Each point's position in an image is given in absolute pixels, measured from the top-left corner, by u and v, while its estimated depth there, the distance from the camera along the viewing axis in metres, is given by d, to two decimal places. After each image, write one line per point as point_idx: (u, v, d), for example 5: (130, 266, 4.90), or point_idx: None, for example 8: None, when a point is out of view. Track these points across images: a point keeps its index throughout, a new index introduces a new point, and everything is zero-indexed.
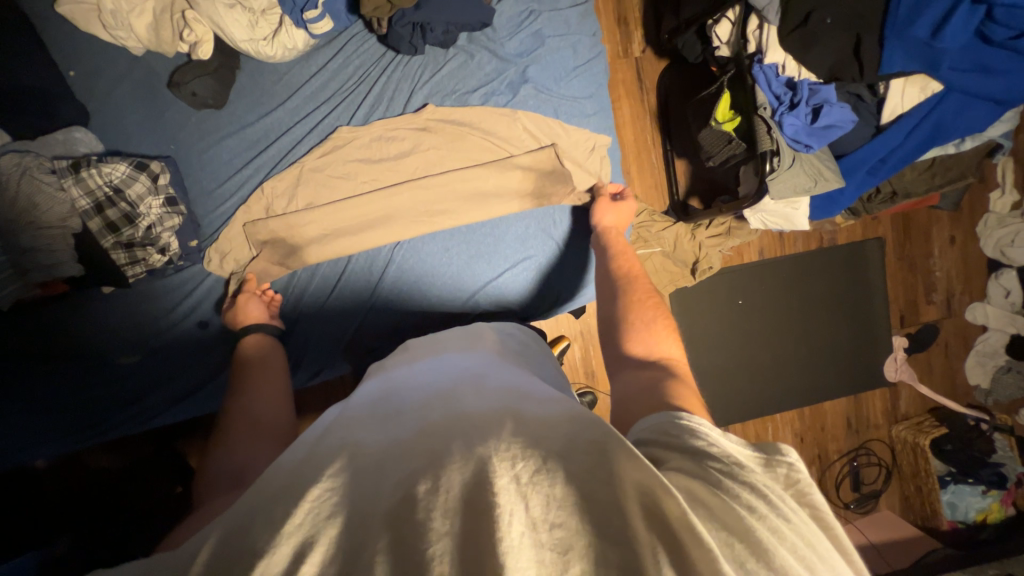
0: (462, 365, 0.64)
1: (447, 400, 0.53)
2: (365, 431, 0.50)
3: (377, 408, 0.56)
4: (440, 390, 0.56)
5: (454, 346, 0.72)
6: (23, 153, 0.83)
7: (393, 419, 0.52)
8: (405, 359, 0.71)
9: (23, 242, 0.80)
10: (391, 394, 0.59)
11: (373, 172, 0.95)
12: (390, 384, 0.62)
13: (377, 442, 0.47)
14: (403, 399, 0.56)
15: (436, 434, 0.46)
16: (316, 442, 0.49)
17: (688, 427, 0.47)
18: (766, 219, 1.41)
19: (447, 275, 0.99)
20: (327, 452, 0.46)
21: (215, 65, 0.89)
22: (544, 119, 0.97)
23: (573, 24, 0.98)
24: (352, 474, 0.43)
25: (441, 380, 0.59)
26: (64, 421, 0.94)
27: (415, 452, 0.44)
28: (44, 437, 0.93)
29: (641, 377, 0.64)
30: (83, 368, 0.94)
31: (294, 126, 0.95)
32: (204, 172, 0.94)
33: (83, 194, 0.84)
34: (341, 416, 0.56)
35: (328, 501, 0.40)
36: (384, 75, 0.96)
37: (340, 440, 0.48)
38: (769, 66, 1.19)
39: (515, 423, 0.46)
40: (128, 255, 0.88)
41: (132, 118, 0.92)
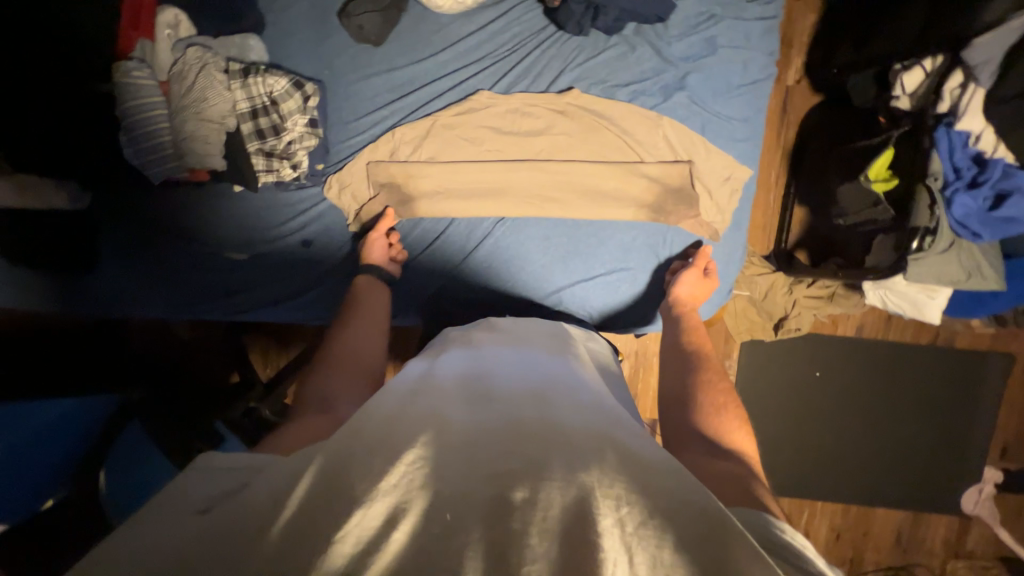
0: (553, 369, 0.64)
1: (543, 406, 0.54)
2: (459, 411, 0.53)
3: (470, 389, 0.58)
4: (535, 392, 0.57)
5: (544, 344, 0.73)
6: (207, 48, 0.91)
7: (487, 407, 0.54)
8: (493, 342, 0.73)
9: (187, 128, 0.90)
10: (482, 377, 0.61)
11: (499, 143, 0.95)
12: (480, 366, 0.64)
13: (475, 428, 0.50)
14: (496, 388, 0.58)
15: (536, 442, 0.47)
16: (415, 407, 0.53)
17: (783, 534, 0.44)
18: (889, 299, 1.26)
19: (538, 264, 0.97)
20: (422, 422, 0.50)
21: (387, 2, 0.91)
22: (687, 132, 0.91)
23: (752, 39, 0.90)
24: (452, 454, 0.46)
25: (534, 379, 0.60)
26: (174, 292, 1.05)
27: (515, 453, 0.46)
28: (156, 300, 1.05)
29: (716, 464, 0.58)
30: (201, 252, 1.04)
31: (439, 79, 0.96)
32: (346, 103, 0.98)
33: (245, 98, 0.90)
34: (434, 383, 0.59)
35: (424, 474, 0.43)
36: (538, 49, 0.93)
37: (434, 413, 0.52)
38: (958, 132, 1.03)
39: (616, 458, 0.46)
40: (266, 163, 0.95)
41: (299, 38, 0.96)
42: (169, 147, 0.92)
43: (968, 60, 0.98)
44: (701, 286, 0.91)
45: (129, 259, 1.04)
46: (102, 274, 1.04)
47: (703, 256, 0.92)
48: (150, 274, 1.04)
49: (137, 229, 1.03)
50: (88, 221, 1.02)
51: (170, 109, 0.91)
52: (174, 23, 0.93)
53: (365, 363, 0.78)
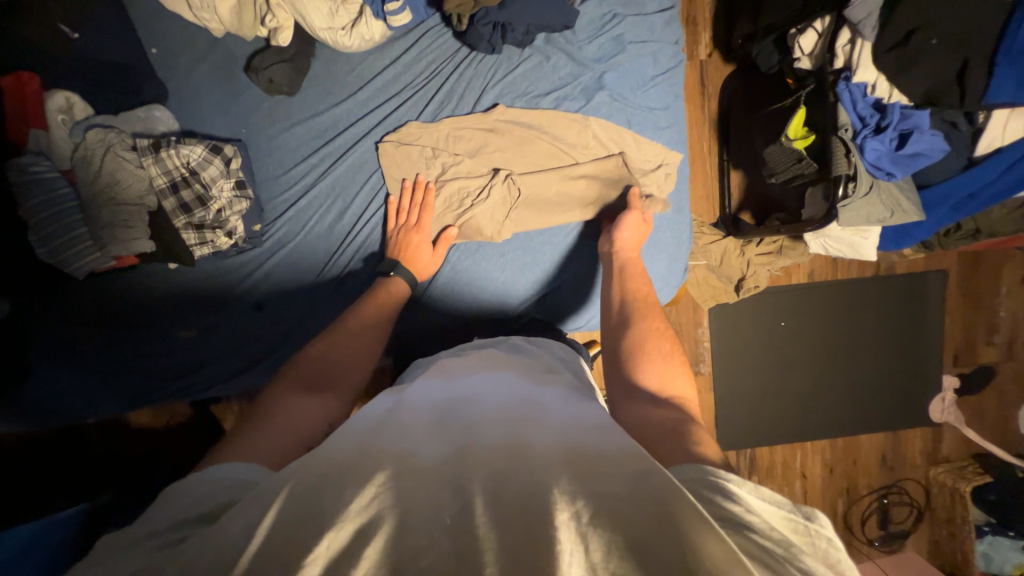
0: (522, 385, 0.65)
1: (508, 421, 0.54)
2: (421, 434, 0.52)
3: (434, 413, 0.57)
4: (498, 408, 0.57)
5: (512, 365, 0.73)
6: (108, 128, 0.86)
7: (451, 428, 0.53)
8: (459, 370, 0.73)
9: (103, 216, 0.84)
10: (448, 400, 0.60)
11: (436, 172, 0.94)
12: (447, 390, 0.63)
13: (439, 444, 0.49)
14: (460, 407, 0.58)
15: (496, 454, 0.47)
16: (379, 430, 0.52)
17: (715, 479, 0.45)
18: (829, 244, 1.35)
19: (499, 282, 0.98)
20: (385, 448, 0.48)
21: (293, 51, 0.89)
22: (614, 129, 0.94)
23: (656, 32, 0.94)
24: (415, 473, 0.45)
25: (501, 396, 0.61)
26: (122, 383, 0.98)
27: (478, 466, 0.45)
28: (101, 398, 0.97)
29: (659, 416, 0.60)
30: (146, 334, 0.98)
31: (363, 118, 0.94)
32: (272, 157, 0.95)
33: (161, 173, 0.86)
34: (400, 406, 0.59)
35: (394, 488, 0.43)
36: (456, 71, 0.94)
37: (397, 439, 0.50)
38: (856, 84, 1.13)
39: (576, 460, 0.46)
40: (198, 236, 0.90)
41: (208, 99, 0.93)
42: (87, 239, 0.86)
43: (853, 17, 1.07)
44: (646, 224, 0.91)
45: (63, 361, 0.96)
46: (37, 382, 0.95)
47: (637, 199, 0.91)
48: (96, 371, 0.97)
49: (72, 328, 0.96)
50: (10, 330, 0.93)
51: (79, 198, 0.86)
52: (65, 106, 0.87)
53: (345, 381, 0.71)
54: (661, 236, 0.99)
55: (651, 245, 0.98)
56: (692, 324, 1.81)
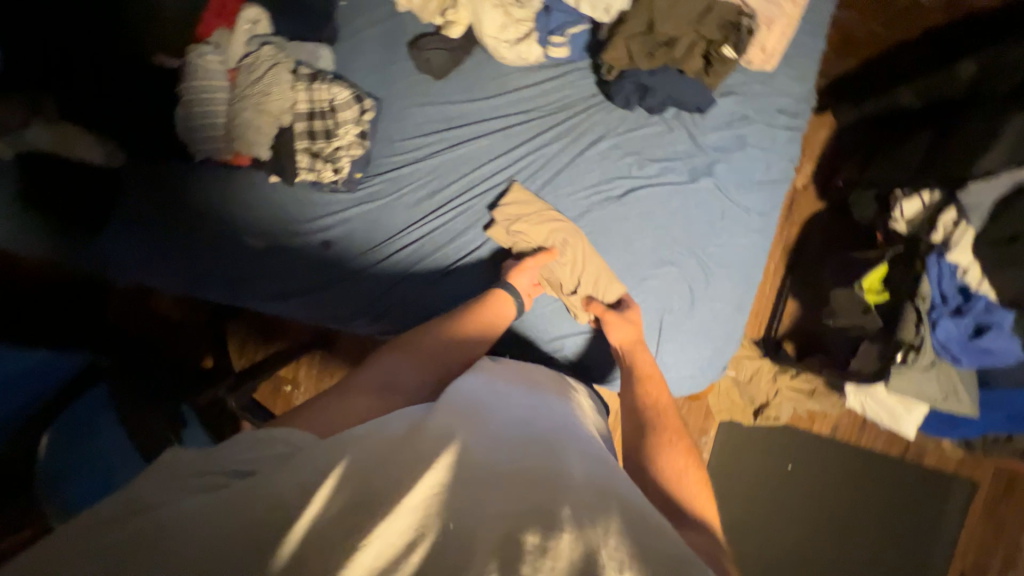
0: (554, 412, 0.66)
1: (542, 442, 0.56)
2: (468, 433, 0.53)
3: (478, 412, 0.59)
4: (531, 427, 0.59)
5: (553, 388, 0.75)
6: (278, 47, 0.96)
7: (496, 435, 0.54)
8: (498, 373, 0.74)
9: (242, 116, 0.93)
10: (492, 404, 0.62)
11: (535, 207, 0.98)
12: (491, 394, 0.65)
13: (477, 448, 0.51)
14: (496, 413, 0.60)
15: (528, 478, 0.49)
16: (419, 426, 0.54)
17: None
18: (868, 406, 1.31)
19: (546, 306, 1.01)
20: (430, 448, 0.50)
21: (457, 44, 0.99)
22: (706, 215, 0.97)
23: (778, 144, 0.97)
24: (458, 483, 0.47)
25: (540, 418, 0.62)
26: (179, 262, 1.04)
27: (517, 494, 0.47)
28: (158, 268, 1.05)
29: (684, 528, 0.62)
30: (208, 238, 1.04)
31: (488, 121, 1.02)
32: (396, 124, 1.03)
33: (306, 100, 0.94)
34: (445, 401, 0.60)
35: (439, 496, 0.45)
36: (585, 112, 1.00)
37: (443, 436, 0.52)
38: (947, 263, 1.12)
39: (617, 509, 0.48)
40: (311, 162, 0.96)
41: (365, 57, 1.03)
42: (220, 131, 0.95)
43: (962, 201, 1.06)
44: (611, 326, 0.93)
45: (144, 222, 1.04)
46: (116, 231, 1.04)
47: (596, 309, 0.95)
48: (156, 244, 1.04)
49: (158, 200, 1.04)
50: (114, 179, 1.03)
51: (229, 94, 0.95)
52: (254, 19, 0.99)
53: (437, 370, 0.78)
54: (713, 328, 0.99)
55: (701, 334, 0.99)
56: (698, 430, 1.74)
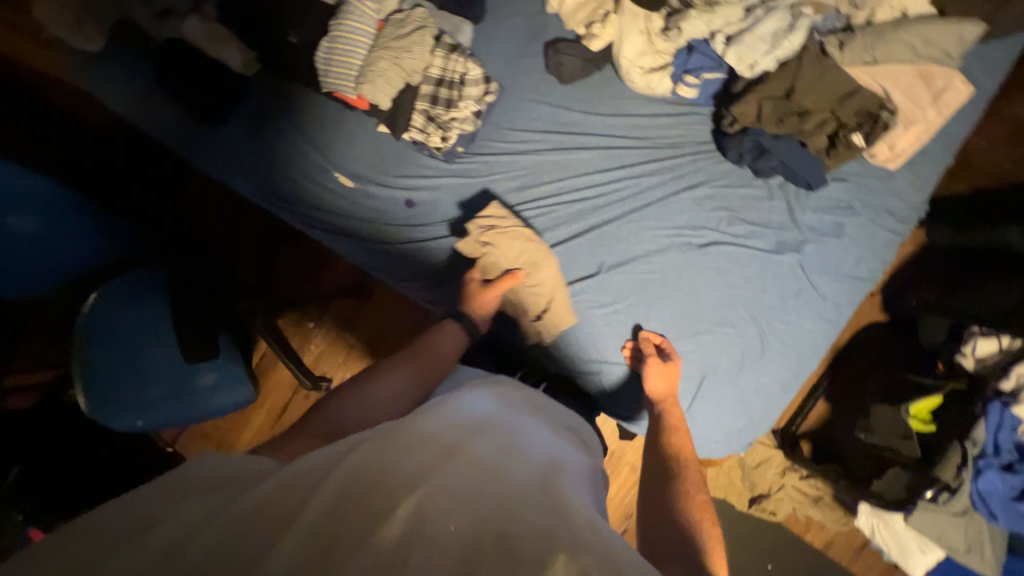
0: (549, 443, 0.68)
1: (535, 471, 0.58)
2: (462, 453, 0.55)
3: (473, 433, 0.61)
4: (529, 457, 0.60)
5: (552, 423, 0.77)
6: (429, 11, 1.00)
7: (490, 456, 0.56)
8: (497, 394, 0.77)
9: (376, 64, 0.96)
10: (489, 427, 0.64)
11: (507, 225, 1.00)
12: (490, 416, 0.67)
13: (474, 470, 0.53)
14: (495, 436, 0.62)
15: (523, 501, 0.50)
16: (417, 440, 0.56)
17: None
18: (878, 533, 1.25)
19: (595, 327, 1.01)
20: (423, 464, 0.52)
21: (592, 57, 1.01)
22: (780, 289, 0.96)
23: (876, 244, 0.94)
24: (452, 495, 0.49)
25: (535, 446, 0.64)
26: (267, 180, 1.11)
27: (510, 513, 0.48)
28: (248, 178, 1.12)
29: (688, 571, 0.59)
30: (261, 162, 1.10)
31: (596, 136, 1.04)
32: (509, 114, 1.06)
33: (440, 67, 0.96)
34: (441, 417, 0.63)
35: (431, 505, 0.47)
36: (692, 156, 1.01)
37: (437, 455, 0.54)
38: (1010, 414, 1.08)
39: (607, 545, 0.49)
40: (424, 125, 0.99)
41: (502, 44, 1.07)
42: (352, 72, 0.99)
43: None
44: (653, 366, 0.94)
45: (250, 134, 1.12)
46: (223, 133, 1.12)
47: (644, 346, 0.97)
48: (244, 149, 1.11)
49: (270, 116, 1.12)
50: (242, 86, 1.12)
51: (371, 41, 0.99)
52: None
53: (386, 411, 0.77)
54: (753, 402, 0.96)
55: (738, 405, 0.96)
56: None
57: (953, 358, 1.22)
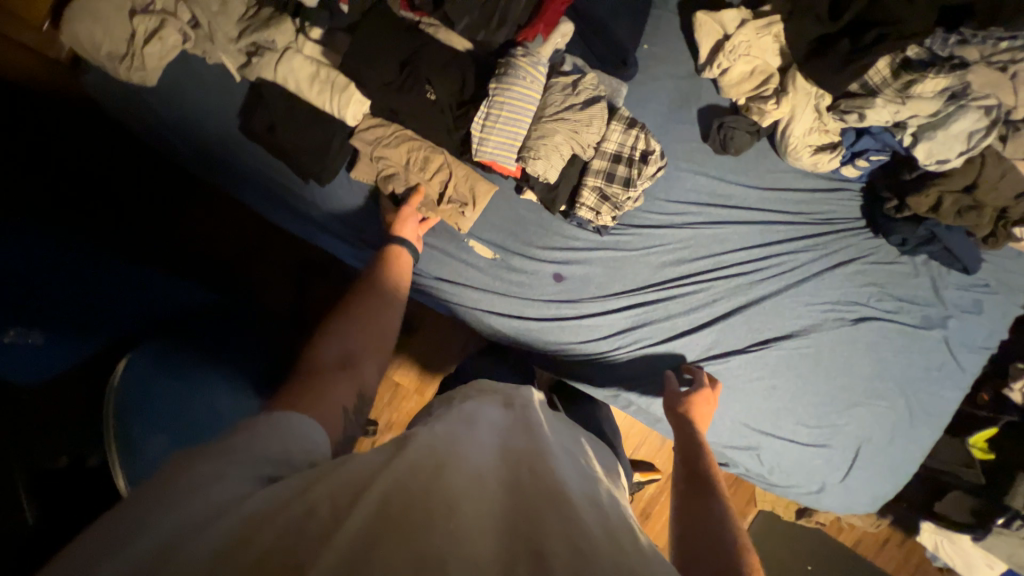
0: (583, 459, 0.60)
1: (568, 484, 0.50)
2: (473, 462, 0.49)
3: (498, 448, 0.54)
4: (598, 487, 0.53)
5: (580, 438, 0.69)
6: (595, 78, 0.93)
7: (515, 470, 0.50)
8: (518, 408, 0.68)
9: (551, 136, 0.88)
10: (515, 440, 0.56)
11: (392, 132, 0.98)
12: (516, 429, 0.60)
13: (535, 496, 0.46)
14: (563, 463, 0.54)
15: (557, 517, 0.43)
16: (471, 458, 0.50)
17: None
18: (942, 548, 1.39)
19: (756, 403, 1.02)
20: (431, 468, 0.46)
21: (755, 131, 0.99)
22: (924, 362, 1.02)
23: (1005, 318, 1.03)
24: (458, 508, 0.42)
25: (570, 462, 0.56)
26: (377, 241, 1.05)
27: (533, 535, 0.41)
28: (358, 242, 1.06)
29: None
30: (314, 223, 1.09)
31: (751, 209, 1.03)
32: (665, 183, 1.01)
33: (616, 144, 0.92)
34: (463, 430, 0.56)
35: (440, 520, 0.40)
36: (845, 232, 1.03)
37: (449, 463, 0.48)
38: None
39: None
40: (597, 203, 0.93)
41: (653, 107, 1.01)
42: (518, 141, 0.89)
43: None
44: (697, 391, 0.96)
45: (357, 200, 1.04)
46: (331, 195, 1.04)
47: (696, 374, 0.99)
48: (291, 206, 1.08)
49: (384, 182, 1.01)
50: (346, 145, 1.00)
51: (540, 110, 0.90)
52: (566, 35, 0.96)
53: (376, 341, 0.77)
54: (898, 466, 1.04)
55: (883, 470, 1.04)
56: (737, 511, 1.71)
57: (1000, 389, 1.31)
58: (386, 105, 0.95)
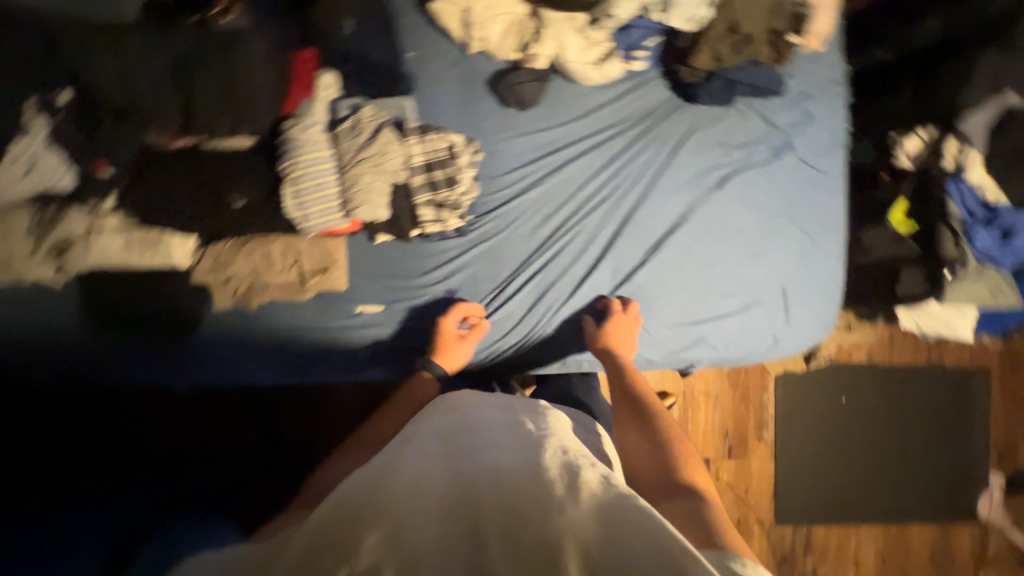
0: (521, 427, 0.73)
1: (501, 457, 0.63)
2: (417, 472, 0.62)
3: (441, 452, 0.68)
4: (526, 449, 0.65)
5: (522, 408, 0.82)
6: (371, 107, 0.95)
7: (454, 463, 0.64)
8: (463, 408, 0.81)
9: (359, 182, 0.89)
10: (456, 440, 0.70)
11: (224, 246, 0.96)
12: (459, 430, 0.73)
13: (467, 482, 0.59)
14: (494, 447, 0.66)
15: (482, 491, 0.57)
16: (415, 469, 0.63)
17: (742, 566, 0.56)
18: (920, 323, 1.48)
19: (679, 300, 1.06)
20: (380, 486, 0.59)
21: (540, 75, 1.02)
22: (793, 185, 1.08)
23: (837, 110, 1.09)
24: (402, 510, 0.55)
25: (507, 437, 0.69)
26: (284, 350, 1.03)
27: (464, 511, 0.55)
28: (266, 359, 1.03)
29: (692, 509, 0.70)
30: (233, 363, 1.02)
31: (580, 141, 1.06)
32: (494, 161, 1.05)
33: (421, 154, 0.93)
34: (412, 448, 0.69)
35: (386, 523, 0.53)
36: (668, 115, 1.07)
37: (396, 476, 0.61)
38: (966, 185, 1.28)
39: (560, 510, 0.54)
40: (436, 214, 0.95)
41: (447, 103, 1.04)
42: (335, 200, 0.91)
43: (964, 130, 1.23)
44: (615, 319, 1.03)
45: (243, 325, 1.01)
46: (216, 332, 1.01)
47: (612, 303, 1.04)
48: (201, 355, 1.02)
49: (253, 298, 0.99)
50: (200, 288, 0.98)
51: (337, 163, 0.91)
52: (331, 85, 0.98)
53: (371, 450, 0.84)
54: (827, 284, 1.09)
55: (817, 294, 1.09)
56: None
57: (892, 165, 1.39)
58: (209, 232, 0.95)
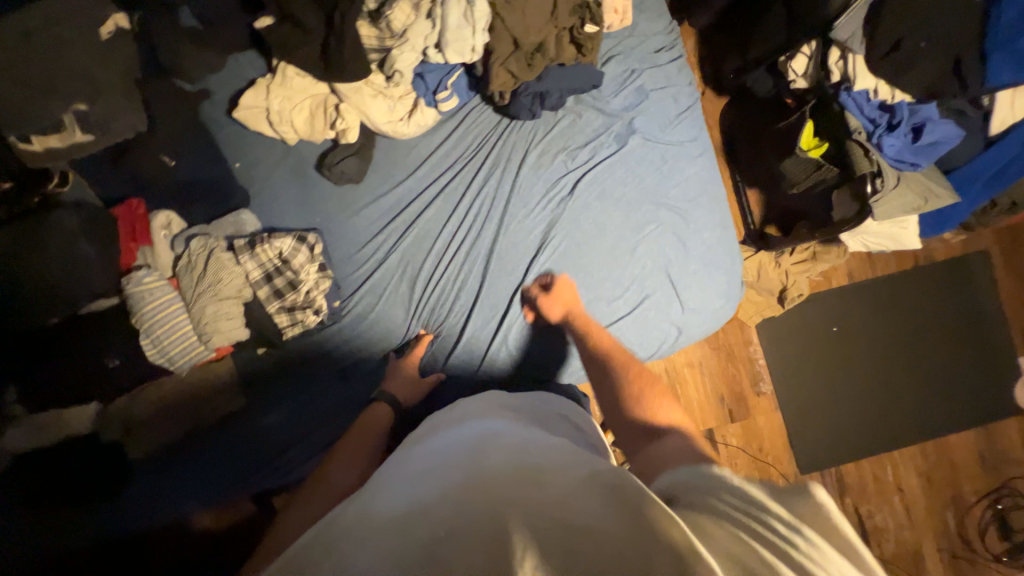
0: (476, 430, 0.64)
1: (461, 458, 0.56)
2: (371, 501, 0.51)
3: (390, 479, 0.57)
4: (483, 446, 0.58)
5: (476, 414, 0.74)
6: (204, 235, 0.98)
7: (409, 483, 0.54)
8: (420, 433, 0.73)
9: (203, 314, 0.92)
10: (408, 464, 0.60)
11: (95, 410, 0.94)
12: (410, 457, 0.63)
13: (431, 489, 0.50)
14: (448, 455, 0.58)
15: (445, 495, 0.48)
16: (367, 500, 0.52)
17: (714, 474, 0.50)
18: (867, 241, 1.37)
19: (568, 318, 1.03)
20: (333, 527, 0.48)
21: (358, 145, 1.02)
22: (651, 165, 1.05)
23: (672, 78, 1.10)
24: (363, 538, 0.44)
25: (462, 443, 0.61)
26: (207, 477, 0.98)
27: (431, 514, 0.45)
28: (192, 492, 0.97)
29: (673, 440, 0.65)
30: (165, 497, 0.95)
31: (422, 192, 1.05)
32: (345, 238, 1.05)
33: (256, 267, 0.95)
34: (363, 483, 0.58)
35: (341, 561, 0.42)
36: (500, 139, 1.06)
37: (350, 513, 0.50)
38: (859, 92, 1.17)
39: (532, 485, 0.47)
40: (290, 317, 0.98)
41: (284, 199, 1.04)
42: (192, 335, 0.94)
43: (838, 37, 1.12)
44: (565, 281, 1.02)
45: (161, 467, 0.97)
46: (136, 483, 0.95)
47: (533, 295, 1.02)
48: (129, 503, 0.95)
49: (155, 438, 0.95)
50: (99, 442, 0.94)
51: (184, 300, 0.94)
52: (167, 224, 1.00)
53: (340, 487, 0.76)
54: (713, 253, 1.06)
55: (707, 267, 1.05)
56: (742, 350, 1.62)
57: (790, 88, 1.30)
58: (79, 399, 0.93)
